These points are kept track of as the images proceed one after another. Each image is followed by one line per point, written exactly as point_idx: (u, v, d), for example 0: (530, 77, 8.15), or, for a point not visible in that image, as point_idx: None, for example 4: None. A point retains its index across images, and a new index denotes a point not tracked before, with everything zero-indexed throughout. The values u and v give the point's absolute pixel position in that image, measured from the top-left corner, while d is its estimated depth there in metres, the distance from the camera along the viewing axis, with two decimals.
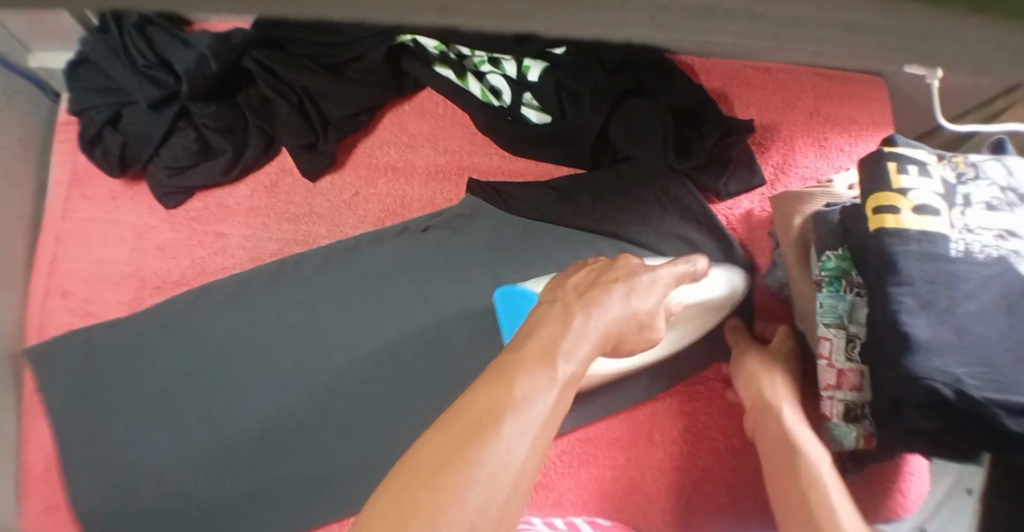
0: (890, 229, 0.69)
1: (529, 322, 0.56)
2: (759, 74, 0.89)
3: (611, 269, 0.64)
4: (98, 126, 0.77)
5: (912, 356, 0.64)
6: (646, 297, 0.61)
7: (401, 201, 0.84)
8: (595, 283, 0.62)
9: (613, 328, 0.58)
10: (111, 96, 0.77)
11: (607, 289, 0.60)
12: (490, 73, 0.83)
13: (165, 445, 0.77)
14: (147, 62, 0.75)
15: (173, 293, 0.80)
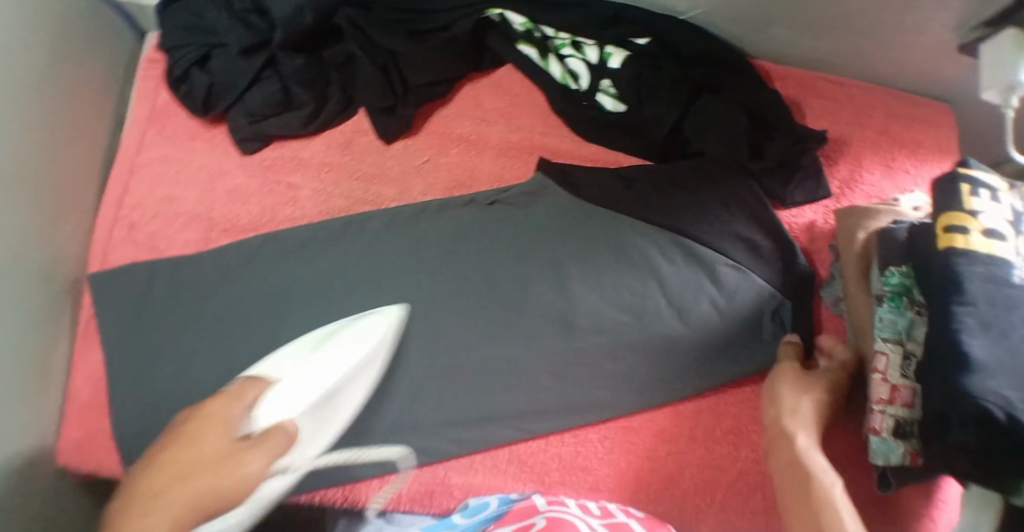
0: (959, 249, 0.70)
1: (136, 480, 0.62)
2: (833, 87, 0.90)
3: (216, 403, 0.67)
4: (186, 65, 0.81)
5: (967, 374, 0.63)
6: (256, 465, 0.62)
7: (470, 172, 0.85)
8: (217, 439, 0.63)
9: (209, 491, 0.59)
10: (202, 37, 0.81)
11: (216, 455, 0.62)
12: (571, 56, 0.85)
13: (208, 387, 0.76)
14: (244, 7, 0.81)
15: (241, 236, 0.81)
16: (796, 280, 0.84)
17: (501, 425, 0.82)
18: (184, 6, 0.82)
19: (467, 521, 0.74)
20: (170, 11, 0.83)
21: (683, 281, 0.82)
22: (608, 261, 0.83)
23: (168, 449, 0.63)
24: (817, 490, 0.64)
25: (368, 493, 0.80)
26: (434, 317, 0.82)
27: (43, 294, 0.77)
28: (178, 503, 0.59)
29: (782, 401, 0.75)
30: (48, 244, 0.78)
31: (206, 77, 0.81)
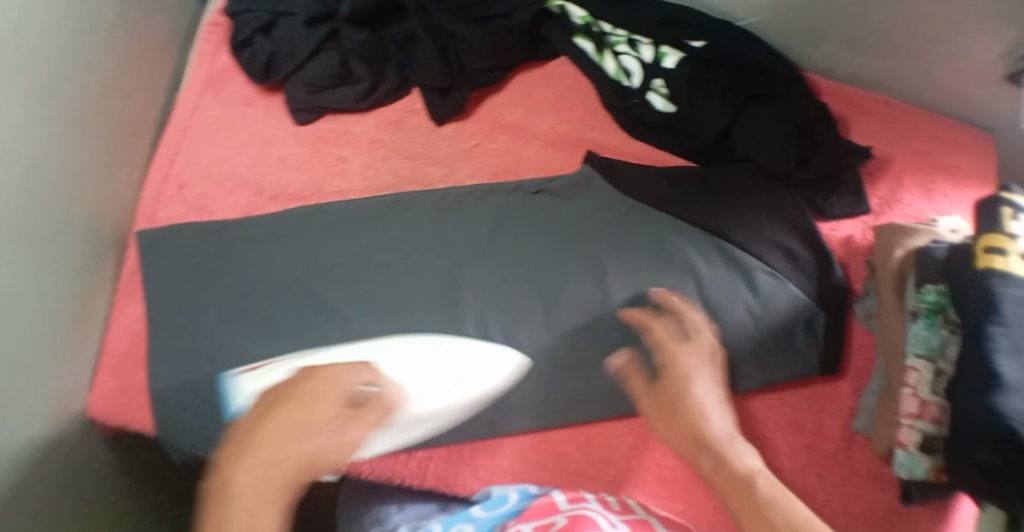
0: (998, 269, 0.70)
1: (245, 428, 0.62)
2: (878, 105, 0.91)
3: (328, 375, 0.66)
4: (255, 32, 0.89)
5: (997, 394, 0.63)
6: (355, 440, 0.63)
7: (516, 160, 0.87)
8: (319, 407, 0.63)
9: (320, 459, 0.61)
10: (273, 7, 0.89)
11: (320, 417, 0.62)
12: (625, 53, 0.89)
13: (243, 348, 0.76)
14: None
15: (288, 205, 0.84)
16: (831, 291, 0.83)
17: (527, 410, 0.80)
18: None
19: (487, 514, 0.74)
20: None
21: (721, 284, 0.82)
22: (647, 259, 0.82)
23: (273, 412, 0.62)
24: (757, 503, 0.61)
25: (393, 469, 0.78)
26: (469, 301, 0.80)
27: (89, 241, 0.78)
28: (275, 465, 0.59)
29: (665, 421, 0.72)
30: (98, 192, 0.80)
31: (270, 44, 0.88)
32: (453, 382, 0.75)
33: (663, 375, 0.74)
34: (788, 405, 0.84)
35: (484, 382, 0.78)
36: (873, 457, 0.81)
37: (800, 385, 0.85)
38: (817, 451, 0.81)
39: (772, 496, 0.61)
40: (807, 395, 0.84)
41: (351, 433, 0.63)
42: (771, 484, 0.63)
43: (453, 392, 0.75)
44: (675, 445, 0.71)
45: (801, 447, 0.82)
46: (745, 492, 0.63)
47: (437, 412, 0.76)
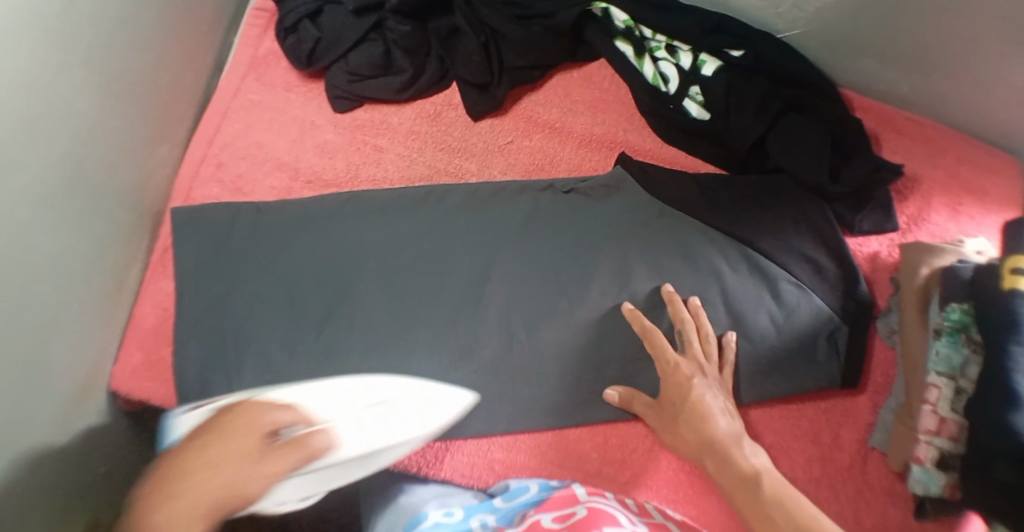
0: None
1: (142, 507, 0.55)
2: (911, 124, 0.92)
3: (251, 408, 0.63)
4: (300, 16, 0.89)
5: (1016, 412, 0.64)
6: (262, 486, 0.58)
7: (550, 159, 0.89)
8: (235, 462, 0.58)
9: (233, 493, 0.57)
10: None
11: (234, 469, 0.58)
12: (663, 59, 0.90)
13: (275, 330, 0.78)
14: None
15: (323, 191, 0.86)
16: (855, 306, 0.83)
17: (547, 408, 0.80)
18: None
19: (507, 506, 0.72)
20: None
21: (746, 294, 0.83)
22: (674, 263, 0.83)
23: (185, 448, 0.59)
24: (764, 499, 0.61)
25: (412, 458, 0.79)
26: (498, 295, 0.82)
27: (127, 213, 0.79)
28: (197, 497, 0.56)
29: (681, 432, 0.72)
30: (138, 166, 0.81)
31: (315, 30, 0.89)
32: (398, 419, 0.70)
33: (670, 388, 0.75)
34: (807, 417, 0.84)
35: (427, 424, 0.73)
36: (888, 472, 0.82)
37: (819, 398, 0.85)
38: (832, 464, 0.82)
39: (780, 492, 0.61)
40: (825, 408, 0.85)
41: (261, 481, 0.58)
42: (778, 478, 0.63)
43: (394, 431, 0.69)
44: (687, 453, 0.72)
45: (817, 459, 0.82)
46: (752, 494, 0.62)
47: (370, 454, 0.67)
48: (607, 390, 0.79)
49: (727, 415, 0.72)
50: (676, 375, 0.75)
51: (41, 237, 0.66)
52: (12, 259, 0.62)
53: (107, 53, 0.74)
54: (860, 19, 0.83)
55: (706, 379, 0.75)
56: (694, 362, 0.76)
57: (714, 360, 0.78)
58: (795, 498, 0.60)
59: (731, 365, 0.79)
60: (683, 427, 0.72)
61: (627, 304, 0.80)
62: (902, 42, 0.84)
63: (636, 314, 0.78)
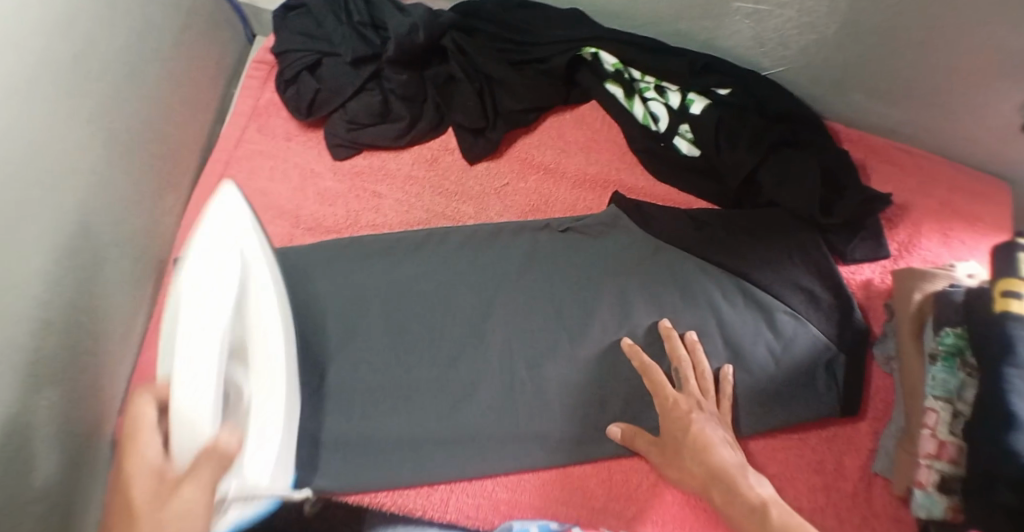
0: (1015, 312, 0.69)
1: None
2: (900, 154, 0.94)
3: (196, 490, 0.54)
4: (298, 69, 0.91)
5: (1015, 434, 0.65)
6: (196, 494, 0.54)
7: (546, 200, 0.92)
8: (142, 502, 0.54)
9: None
10: (319, 45, 0.92)
11: (148, 516, 0.52)
12: (653, 99, 0.92)
13: None
14: (362, 21, 0.91)
15: (324, 237, 0.88)
16: (852, 336, 0.84)
17: (550, 445, 0.80)
18: (309, 14, 0.94)
19: None
20: (290, 18, 0.94)
21: (744, 327, 0.84)
22: (673, 297, 0.84)
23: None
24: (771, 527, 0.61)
25: (416, 501, 0.78)
26: (498, 334, 0.83)
27: (136, 265, 0.81)
28: None
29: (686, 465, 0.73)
30: (146, 218, 0.83)
31: (315, 81, 0.91)
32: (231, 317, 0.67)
33: (671, 423, 0.76)
34: (809, 445, 0.85)
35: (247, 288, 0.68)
36: (892, 499, 0.82)
37: (819, 427, 0.86)
38: (836, 493, 0.82)
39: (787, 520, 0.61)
40: (827, 437, 0.85)
41: (196, 492, 0.54)
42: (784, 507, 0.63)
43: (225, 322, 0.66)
44: (691, 486, 0.72)
45: (821, 488, 0.82)
46: (760, 522, 0.62)
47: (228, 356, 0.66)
48: (611, 426, 0.80)
49: (729, 447, 0.73)
50: (675, 410, 0.76)
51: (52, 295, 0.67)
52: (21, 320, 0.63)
53: (110, 112, 0.76)
54: (843, 56, 0.85)
55: (705, 413, 0.76)
56: (693, 397, 0.77)
57: (711, 395, 0.78)
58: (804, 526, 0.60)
59: (730, 399, 0.80)
60: (687, 461, 0.73)
61: (625, 338, 0.81)
62: (884, 76, 0.86)
63: (636, 348, 0.80)
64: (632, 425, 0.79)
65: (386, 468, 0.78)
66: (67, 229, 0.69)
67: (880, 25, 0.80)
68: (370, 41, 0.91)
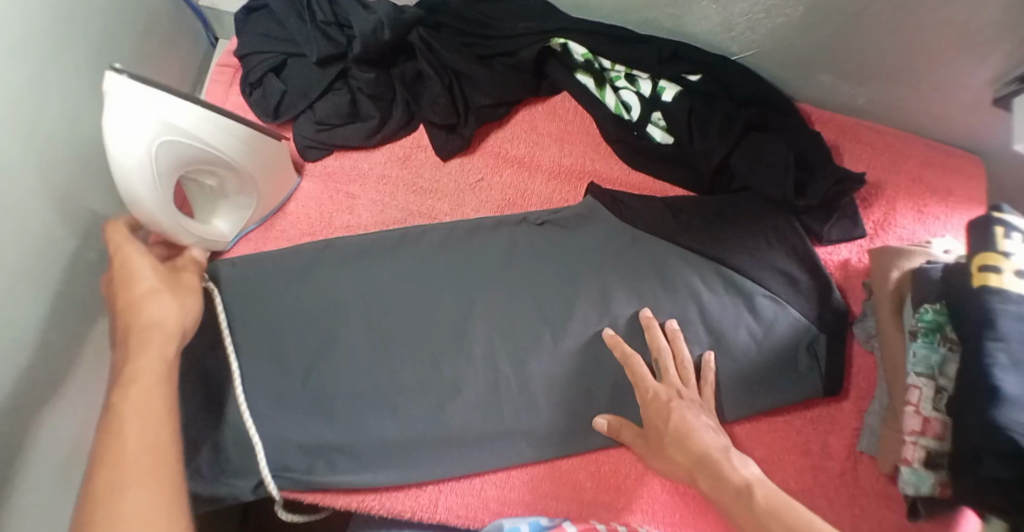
0: (993, 287, 0.69)
1: (118, 362, 0.61)
2: (870, 133, 0.95)
3: (182, 276, 0.70)
4: (263, 70, 0.90)
5: (998, 407, 0.64)
6: (166, 304, 0.65)
7: (522, 193, 0.92)
8: (140, 281, 0.66)
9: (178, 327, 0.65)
10: (282, 46, 0.91)
11: (141, 295, 0.65)
12: (624, 88, 0.91)
13: (259, 381, 0.79)
14: (326, 19, 0.89)
15: (301, 241, 0.89)
16: (830, 315, 0.84)
17: (536, 439, 0.80)
18: (270, 14, 0.92)
19: None
20: (252, 19, 0.92)
21: (723, 309, 0.83)
22: (651, 285, 0.84)
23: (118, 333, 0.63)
24: (758, 513, 0.60)
25: (405, 502, 0.79)
26: (478, 326, 0.82)
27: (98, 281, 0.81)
28: (166, 335, 0.63)
29: (670, 452, 0.72)
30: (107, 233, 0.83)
31: (281, 84, 0.90)
32: (174, 169, 0.72)
33: (653, 415, 0.75)
34: (795, 427, 0.85)
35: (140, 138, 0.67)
36: (879, 477, 0.82)
37: (804, 408, 0.86)
38: (824, 473, 0.83)
39: (772, 501, 0.60)
40: (813, 418, 0.85)
41: (168, 302, 0.65)
42: (771, 487, 0.63)
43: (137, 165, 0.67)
44: (676, 472, 0.72)
45: (809, 469, 0.83)
46: (745, 506, 0.62)
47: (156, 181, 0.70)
48: (598, 419, 0.79)
49: (712, 431, 0.73)
50: (656, 402, 0.76)
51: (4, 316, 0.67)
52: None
53: (62, 127, 0.75)
54: (810, 39, 0.85)
55: (685, 400, 0.76)
56: (672, 387, 0.77)
57: (693, 384, 0.78)
58: (798, 508, 0.59)
59: (713, 384, 0.80)
60: (672, 449, 0.72)
61: (607, 330, 0.80)
62: (851, 57, 0.86)
63: (617, 340, 0.79)
64: (615, 418, 0.78)
65: (373, 469, 0.78)
66: (16, 253, 0.69)
67: (844, 6, 0.79)
68: (335, 40, 0.89)
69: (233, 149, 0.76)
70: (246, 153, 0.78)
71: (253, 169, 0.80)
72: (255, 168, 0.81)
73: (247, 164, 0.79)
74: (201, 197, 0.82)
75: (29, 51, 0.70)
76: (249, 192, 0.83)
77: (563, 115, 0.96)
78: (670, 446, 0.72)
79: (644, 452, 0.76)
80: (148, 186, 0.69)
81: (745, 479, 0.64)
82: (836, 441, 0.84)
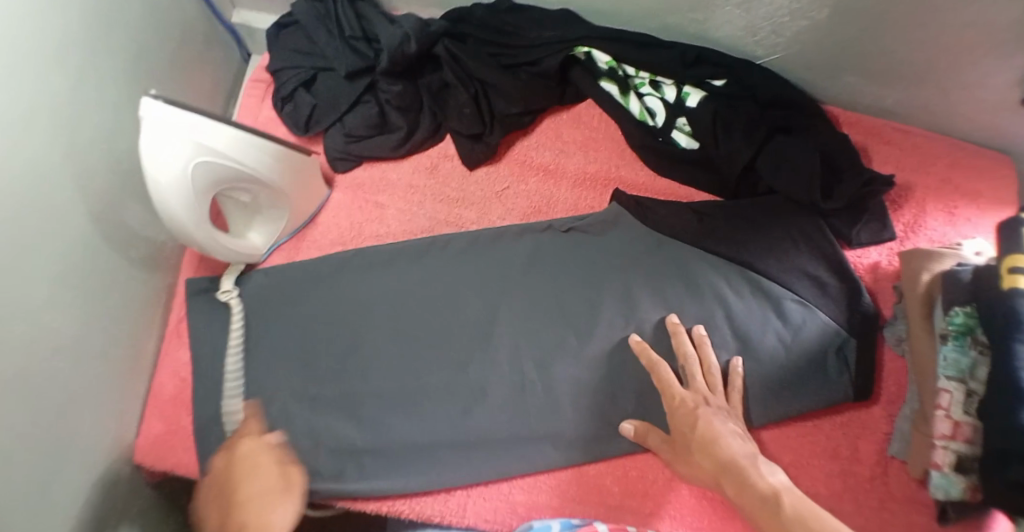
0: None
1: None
2: (899, 135, 0.94)
3: (269, 463, 0.71)
4: (294, 85, 0.93)
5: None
6: (280, 518, 0.67)
7: (547, 200, 0.93)
8: (263, 496, 0.67)
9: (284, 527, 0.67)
10: (313, 61, 0.92)
11: (264, 505, 0.67)
12: (649, 94, 0.92)
13: (295, 389, 0.82)
14: (353, 34, 0.90)
15: (331, 250, 0.91)
16: (859, 320, 0.84)
17: (564, 444, 0.81)
18: (299, 29, 0.94)
19: None
20: (283, 36, 0.95)
21: (749, 314, 0.83)
22: (677, 290, 0.84)
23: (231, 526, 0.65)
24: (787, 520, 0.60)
25: (434, 507, 0.80)
26: (505, 334, 0.83)
27: (135, 290, 0.85)
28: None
29: (697, 457, 0.73)
30: (143, 245, 0.86)
31: (311, 98, 0.92)
32: (210, 187, 0.74)
33: (678, 421, 0.76)
34: (823, 432, 0.85)
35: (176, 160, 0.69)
36: (909, 481, 0.82)
37: (833, 413, 0.86)
38: (852, 478, 0.82)
39: (802, 509, 0.60)
40: (841, 422, 0.85)
41: (282, 506, 0.68)
42: (799, 495, 0.62)
43: (174, 184, 0.70)
44: (703, 477, 0.72)
45: (837, 474, 0.83)
46: (771, 513, 0.62)
47: (193, 198, 0.72)
48: (625, 424, 0.80)
49: (738, 437, 0.73)
50: (682, 408, 0.76)
51: (52, 328, 0.71)
52: (16, 349, 0.66)
53: (103, 145, 0.78)
54: (836, 42, 0.85)
55: (713, 407, 0.76)
56: (700, 393, 0.78)
57: (720, 390, 0.79)
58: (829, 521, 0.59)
59: (740, 390, 0.80)
60: (699, 454, 0.73)
61: (633, 336, 0.81)
62: (878, 59, 0.86)
63: (644, 345, 0.80)
64: (640, 423, 0.79)
65: (402, 475, 0.80)
66: (61, 267, 0.72)
67: (870, 10, 0.79)
68: (362, 53, 0.91)
69: (265, 167, 0.78)
70: (278, 169, 0.81)
71: (285, 182, 0.83)
72: (287, 183, 0.83)
73: (279, 180, 0.81)
74: (236, 212, 0.84)
75: (72, 73, 0.73)
76: (281, 206, 0.86)
77: (587, 121, 0.96)
78: (698, 452, 0.73)
79: (672, 458, 0.76)
80: (185, 203, 0.72)
81: (773, 486, 0.64)
82: (865, 446, 0.84)
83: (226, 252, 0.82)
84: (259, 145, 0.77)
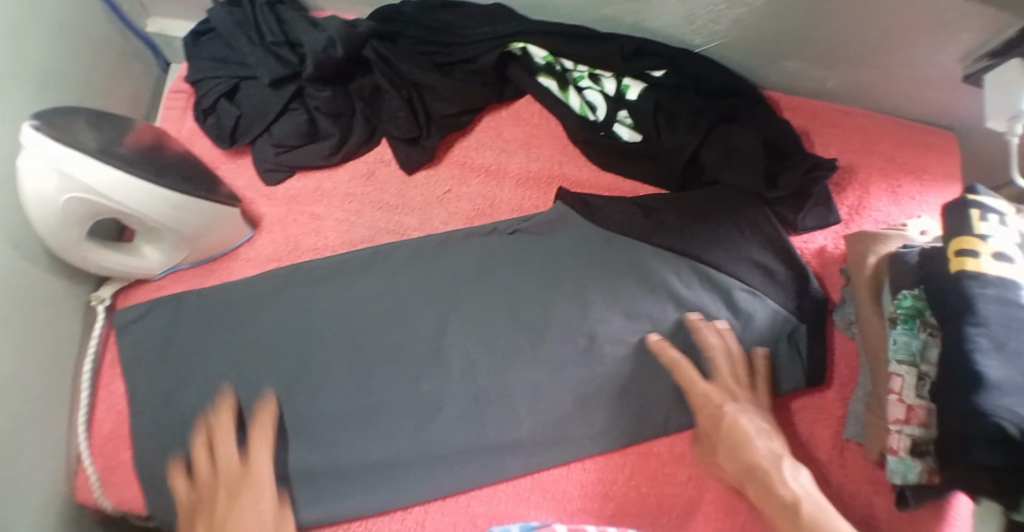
0: (970, 271, 0.68)
1: None
2: (840, 116, 0.94)
3: (256, 477, 0.72)
4: (216, 96, 0.88)
5: (982, 393, 0.63)
6: None
7: (491, 202, 0.91)
8: (241, 511, 0.69)
9: None
10: (236, 70, 0.88)
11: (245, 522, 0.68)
12: (589, 88, 0.90)
13: (236, 414, 0.78)
14: (276, 40, 0.87)
15: (268, 267, 0.87)
16: (809, 306, 0.84)
17: (523, 453, 0.79)
18: (220, 38, 0.90)
19: None
20: (203, 44, 0.91)
21: (700, 307, 0.82)
22: (629, 287, 0.83)
23: None
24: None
25: (391, 526, 0.77)
26: (454, 342, 0.81)
27: (58, 322, 0.80)
28: None
29: (725, 455, 0.74)
30: (63, 274, 0.81)
31: (235, 108, 0.89)
32: (86, 216, 0.72)
33: (702, 419, 0.77)
34: (780, 421, 0.84)
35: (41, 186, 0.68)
36: (866, 463, 0.82)
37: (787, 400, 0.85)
38: (810, 464, 0.82)
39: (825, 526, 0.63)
40: (796, 410, 0.85)
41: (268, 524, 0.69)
42: (825, 509, 0.64)
43: (38, 205, 0.69)
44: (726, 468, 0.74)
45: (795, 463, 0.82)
46: (795, 524, 0.64)
47: (61, 221, 0.71)
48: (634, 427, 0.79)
49: (766, 435, 0.73)
50: (706, 405, 0.77)
51: None
52: None
53: (8, 176, 0.72)
54: (773, 29, 0.83)
55: (740, 401, 0.76)
56: (725, 387, 0.77)
57: (746, 381, 0.78)
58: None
59: (762, 373, 0.79)
60: (725, 454, 0.74)
61: (652, 336, 0.81)
62: (817, 44, 0.85)
63: (663, 345, 0.80)
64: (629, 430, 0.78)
65: (358, 498, 0.77)
66: None
67: None
68: (285, 59, 0.87)
69: (158, 211, 0.74)
70: (173, 214, 0.76)
71: (185, 227, 0.78)
72: (185, 225, 0.78)
73: (161, 218, 0.75)
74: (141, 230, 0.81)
75: None
76: (183, 242, 0.81)
77: (526, 119, 0.95)
78: (727, 452, 0.74)
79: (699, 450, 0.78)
80: (51, 223, 0.71)
81: (811, 504, 0.65)
82: (819, 433, 0.84)
83: (105, 267, 0.80)
84: (150, 194, 0.72)
